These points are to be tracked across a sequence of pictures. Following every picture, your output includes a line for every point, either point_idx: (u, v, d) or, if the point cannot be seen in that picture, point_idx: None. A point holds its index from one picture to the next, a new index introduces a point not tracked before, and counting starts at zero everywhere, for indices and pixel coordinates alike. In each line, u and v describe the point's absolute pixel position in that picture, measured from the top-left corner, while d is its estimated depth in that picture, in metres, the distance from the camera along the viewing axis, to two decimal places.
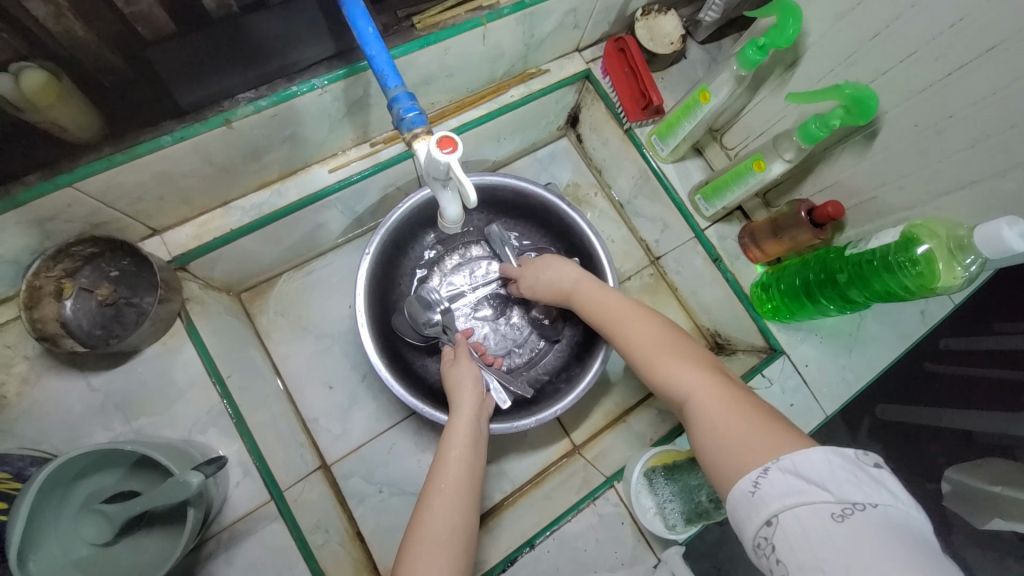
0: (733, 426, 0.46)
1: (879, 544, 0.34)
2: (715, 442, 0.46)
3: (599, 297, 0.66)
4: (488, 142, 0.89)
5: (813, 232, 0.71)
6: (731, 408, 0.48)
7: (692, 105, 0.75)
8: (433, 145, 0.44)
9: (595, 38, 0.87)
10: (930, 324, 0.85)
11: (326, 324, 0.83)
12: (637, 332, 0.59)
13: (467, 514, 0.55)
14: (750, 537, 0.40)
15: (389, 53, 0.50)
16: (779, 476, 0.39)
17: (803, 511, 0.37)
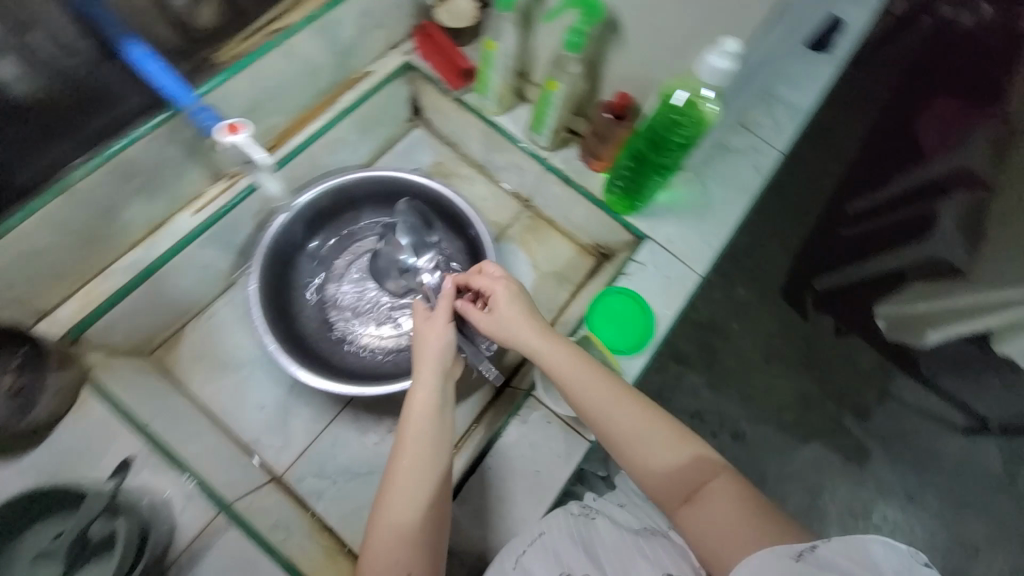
0: (726, 503, 0.58)
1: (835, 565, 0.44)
2: (719, 518, 0.57)
3: (589, 367, 0.67)
4: (342, 148, 0.98)
5: (619, 126, 0.82)
6: (729, 491, 0.59)
7: (489, 56, 0.86)
8: (226, 132, 0.65)
9: (404, 32, 0.97)
10: (766, 176, 0.99)
11: (239, 355, 0.88)
12: (625, 407, 0.64)
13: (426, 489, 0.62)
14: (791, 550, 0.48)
15: (174, 79, 0.63)
16: (828, 548, 0.46)
17: (776, 556, 0.48)
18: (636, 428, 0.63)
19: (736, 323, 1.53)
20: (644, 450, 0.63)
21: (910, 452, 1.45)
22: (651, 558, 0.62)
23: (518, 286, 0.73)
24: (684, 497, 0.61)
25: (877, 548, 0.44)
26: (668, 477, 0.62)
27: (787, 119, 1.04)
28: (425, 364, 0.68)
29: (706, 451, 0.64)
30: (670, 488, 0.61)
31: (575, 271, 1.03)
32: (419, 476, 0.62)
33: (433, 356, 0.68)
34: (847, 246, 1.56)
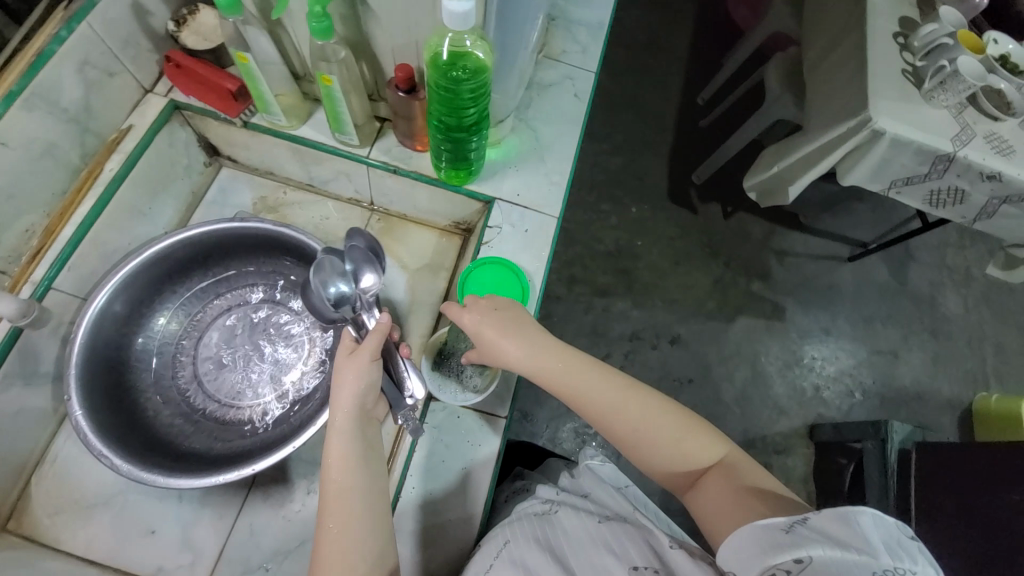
0: (724, 487, 0.55)
1: (825, 538, 0.42)
2: (717, 505, 0.54)
3: (587, 368, 0.64)
4: (135, 221, 0.85)
5: (414, 100, 0.77)
6: (730, 479, 0.55)
7: (247, 69, 0.74)
8: None
9: (152, 72, 0.85)
10: (588, 99, 0.99)
11: (106, 487, 0.78)
12: (629, 399, 0.62)
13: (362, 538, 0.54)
14: (777, 525, 0.45)
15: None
16: (819, 517, 0.44)
17: (766, 530, 0.45)
18: (644, 418, 0.60)
19: (639, 242, 1.60)
20: (645, 439, 0.60)
21: (816, 294, 1.60)
22: (618, 551, 0.56)
23: (498, 309, 0.68)
24: (691, 481, 0.59)
25: (868, 519, 0.42)
26: (671, 463, 0.59)
27: (589, 38, 1.04)
28: (340, 414, 0.60)
29: (713, 435, 0.60)
30: (675, 474, 0.60)
31: (445, 257, 0.99)
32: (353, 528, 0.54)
33: (350, 405, 0.61)
34: (704, 138, 1.75)
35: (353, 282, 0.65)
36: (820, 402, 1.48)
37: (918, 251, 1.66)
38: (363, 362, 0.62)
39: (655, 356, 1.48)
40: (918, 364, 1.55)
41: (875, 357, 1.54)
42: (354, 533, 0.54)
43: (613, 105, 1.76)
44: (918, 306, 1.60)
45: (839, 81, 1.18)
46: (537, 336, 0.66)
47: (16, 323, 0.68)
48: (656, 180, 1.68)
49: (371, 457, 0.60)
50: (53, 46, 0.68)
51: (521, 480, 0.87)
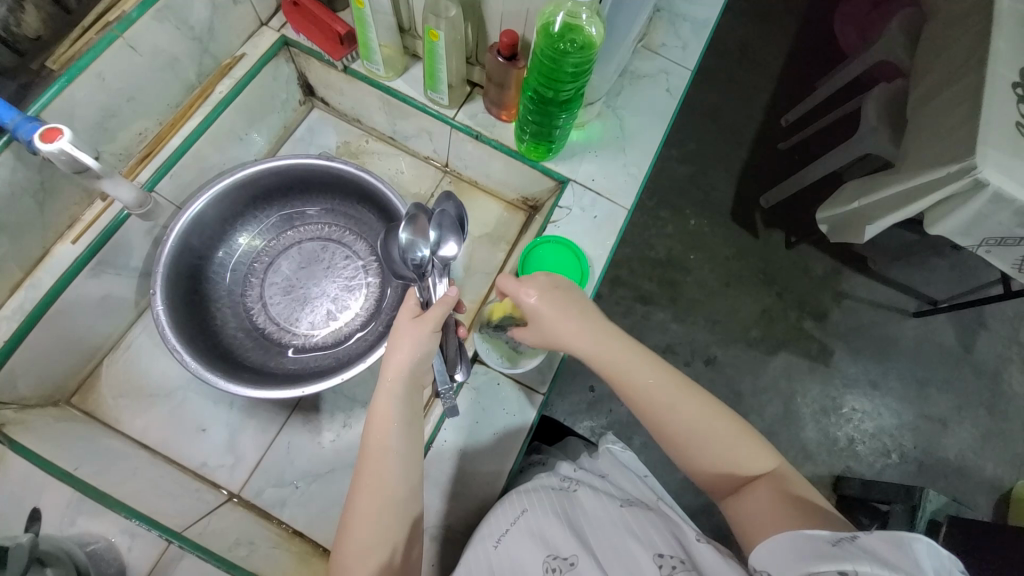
0: (772, 497, 0.54)
1: (874, 555, 0.41)
2: (763, 513, 0.53)
3: (644, 362, 0.64)
4: (232, 144, 0.91)
5: (514, 68, 0.78)
6: (779, 492, 0.54)
7: (360, 15, 0.79)
8: (40, 140, 0.59)
9: (270, 6, 0.89)
10: (680, 96, 0.96)
11: (168, 381, 0.84)
12: (685, 398, 0.61)
13: (395, 487, 0.59)
14: (823, 537, 0.45)
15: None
16: (869, 537, 0.43)
17: (810, 540, 0.45)
18: (697, 420, 0.60)
19: (693, 256, 1.56)
20: (697, 444, 0.59)
21: (870, 343, 1.51)
22: (642, 538, 0.56)
23: (563, 290, 0.67)
24: (733, 488, 0.58)
25: (924, 546, 0.41)
26: (716, 467, 0.59)
27: (692, 35, 1.01)
28: (387, 376, 0.64)
29: (765, 445, 0.59)
30: (717, 479, 0.59)
31: (507, 229, 1.00)
32: (387, 477, 0.59)
33: (398, 367, 0.64)
34: (783, 160, 1.68)
35: (435, 248, 0.69)
36: (851, 455, 1.41)
37: (993, 320, 1.54)
38: (415, 335, 0.64)
39: (687, 373, 1.45)
40: (966, 439, 1.45)
41: (921, 422, 1.45)
42: (389, 490, 0.59)
43: (695, 111, 1.71)
44: (979, 378, 1.49)
45: (949, 119, 1.10)
46: (598, 322, 0.66)
47: (133, 211, 0.75)
48: (723, 196, 1.63)
49: (411, 418, 0.64)
50: None
51: (540, 454, 0.89)
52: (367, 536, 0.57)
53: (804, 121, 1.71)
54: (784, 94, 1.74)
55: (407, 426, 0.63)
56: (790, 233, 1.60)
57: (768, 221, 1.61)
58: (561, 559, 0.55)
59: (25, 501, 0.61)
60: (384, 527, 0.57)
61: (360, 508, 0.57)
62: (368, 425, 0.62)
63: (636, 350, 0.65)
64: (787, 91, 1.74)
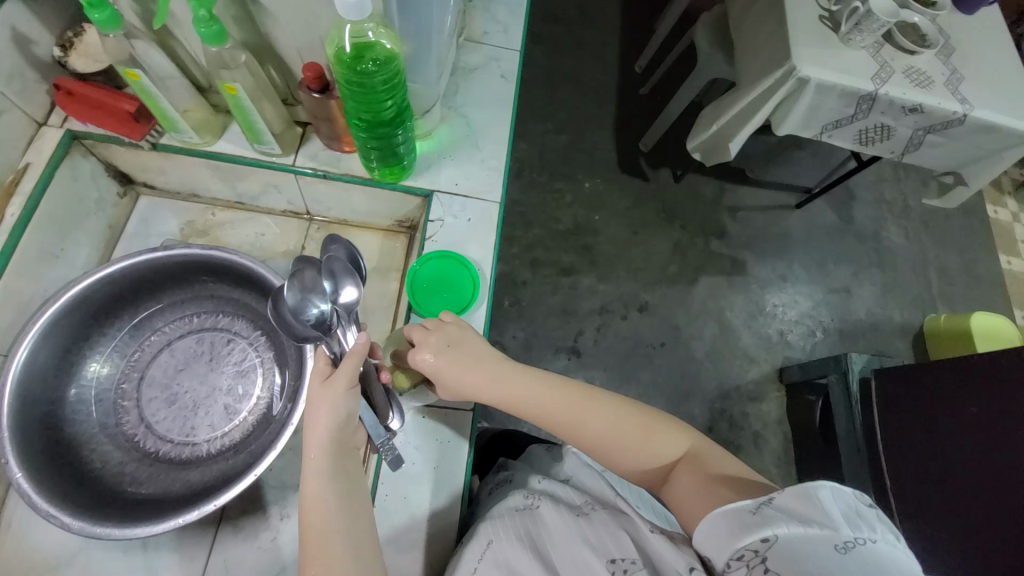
0: (688, 479, 0.56)
1: (789, 515, 0.43)
2: (683, 496, 0.55)
3: (547, 387, 0.64)
4: (51, 264, 0.80)
5: (331, 99, 0.74)
6: (694, 471, 0.56)
7: (142, 88, 0.69)
8: None
9: (42, 102, 0.78)
10: (516, 79, 0.97)
11: (62, 549, 0.73)
12: (593, 409, 0.62)
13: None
14: (744, 508, 0.46)
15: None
16: (784, 496, 0.45)
17: (733, 513, 0.47)
18: (611, 427, 0.61)
19: (597, 216, 1.61)
20: (614, 447, 0.60)
21: (771, 243, 1.65)
22: (595, 544, 0.57)
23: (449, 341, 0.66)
24: (662, 479, 0.60)
25: (829, 492, 0.43)
26: (642, 465, 0.60)
27: (509, 16, 1.02)
28: (313, 457, 0.60)
29: (677, 427, 0.62)
30: (647, 475, 0.60)
31: (393, 257, 0.97)
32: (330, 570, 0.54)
33: (319, 444, 0.60)
34: (644, 105, 1.76)
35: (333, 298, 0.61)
36: (786, 346, 1.54)
37: (858, 190, 1.73)
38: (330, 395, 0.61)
39: (626, 326, 1.51)
40: (871, 297, 1.62)
41: (831, 296, 1.61)
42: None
43: (552, 82, 1.75)
44: (863, 243, 1.67)
45: (764, 31, 1.20)
46: (491, 362, 0.65)
47: None
48: (604, 152, 1.69)
49: (350, 494, 0.60)
50: None
51: (505, 472, 0.84)
52: None
53: (651, 64, 1.81)
54: (626, 44, 1.83)
55: (347, 506, 0.59)
56: (673, 169, 1.69)
57: (650, 164, 1.69)
58: None
59: None
60: None
61: None
62: (306, 516, 0.58)
63: (537, 376, 0.65)
64: (628, 41, 1.83)
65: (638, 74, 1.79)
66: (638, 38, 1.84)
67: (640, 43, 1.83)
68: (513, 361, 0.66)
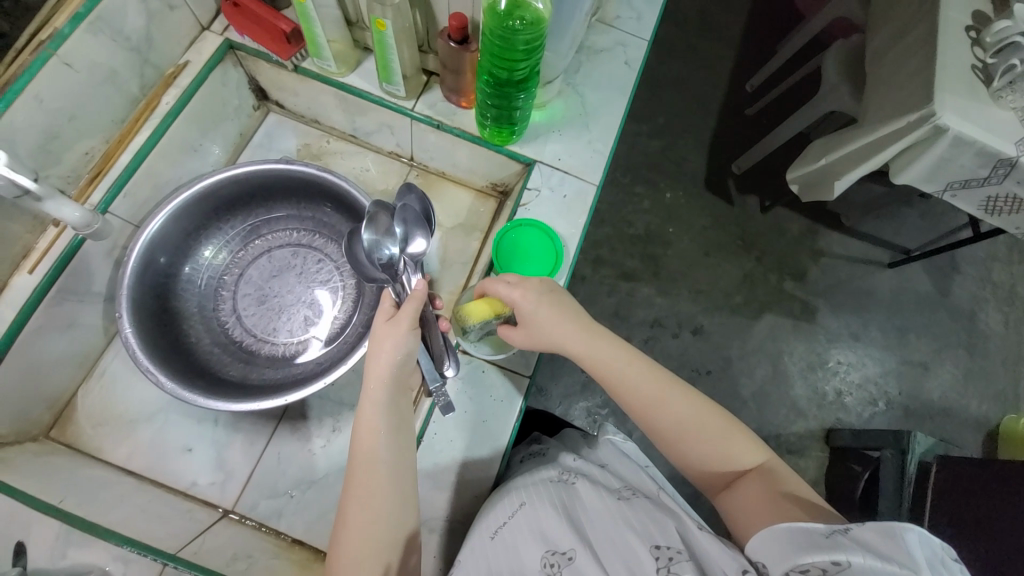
0: (760, 491, 0.55)
1: (866, 546, 0.42)
2: (751, 508, 0.55)
3: (637, 362, 0.64)
4: (187, 156, 0.88)
5: (467, 52, 0.76)
6: (767, 486, 0.56)
7: (303, 10, 0.76)
8: None
9: (209, 9, 0.86)
10: (639, 68, 0.96)
11: (148, 404, 0.82)
12: (675, 394, 0.62)
13: (387, 500, 0.58)
14: (816, 530, 0.46)
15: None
16: (862, 530, 0.44)
17: (803, 531, 0.47)
18: (689, 415, 0.61)
19: (672, 229, 1.57)
20: (689, 438, 0.60)
21: (851, 297, 1.54)
22: (639, 530, 0.55)
23: (551, 294, 0.67)
24: (725, 483, 0.59)
25: (919, 537, 0.42)
26: (710, 464, 0.60)
27: (645, 5, 1.01)
28: (372, 387, 0.62)
29: (757, 441, 0.61)
30: (712, 476, 0.60)
31: (480, 218, 1.00)
32: (380, 490, 0.59)
33: (378, 376, 0.63)
34: (749, 125, 1.69)
35: (404, 245, 0.68)
36: (841, 407, 1.44)
37: (964, 263, 1.58)
38: (397, 331, 0.62)
39: (675, 345, 1.47)
40: (948, 380, 1.49)
41: (904, 368, 1.49)
42: (377, 504, 0.58)
43: (659, 83, 1.71)
44: (956, 320, 1.53)
45: (904, 70, 1.11)
46: (588, 327, 0.66)
47: (82, 232, 0.71)
48: (696, 165, 1.64)
49: (399, 427, 0.63)
50: None
51: (538, 445, 0.85)
52: (359, 554, 0.55)
53: (767, 84, 1.72)
54: (745, 59, 1.75)
55: (393, 438, 0.62)
56: (762, 198, 1.62)
57: (740, 188, 1.62)
58: (559, 553, 0.56)
59: (11, 537, 0.60)
60: (378, 544, 0.56)
61: (351, 525, 0.57)
62: (356, 440, 0.62)
63: (629, 351, 0.65)
64: (748, 55, 1.75)
65: (747, 93, 1.71)
66: (759, 54, 1.75)
67: (761, 60, 1.75)
68: (607, 331, 0.67)
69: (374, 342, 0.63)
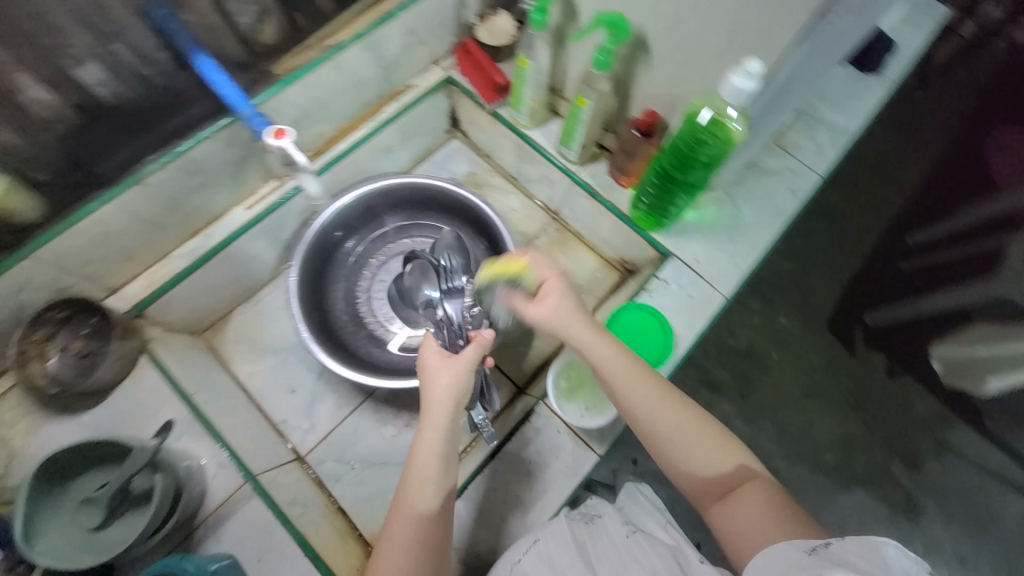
0: (754, 500, 0.59)
1: (843, 552, 0.45)
2: (748, 516, 0.58)
3: (634, 365, 0.67)
4: (383, 155, 1.05)
5: (647, 143, 0.83)
6: (759, 492, 0.59)
7: (521, 72, 0.89)
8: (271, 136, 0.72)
9: (445, 48, 1.02)
10: (804, 198, 0.95)
11: (278, 341, 0.96)
12: (666, 404, 0.65)
13: (429, 523, 0.60)
14: (801, 547, 0.49)
15: (239, 92, 0.70)
16: (840, 543, 0.47)
17: (789, 550, 0.49)
18: (679, 425, 0.64)
19: (775, 355, 1.43)
20: (683, 446, 0.63)
21: (970, 512, 1.31)
22: (644, 564, 0.60)
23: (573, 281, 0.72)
24: (719, 494, 0.62)
25: (895, 550, 0.45)
26: (702, 472, 0.63)
27: (829, 142, 1.00)
28: (433, 416, 0.64)
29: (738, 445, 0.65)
30: (706, 485, 0.63)
31: (599, 285, 1.04)
32: (423, 509, 0.61)
33: (438, 403, 0.64)
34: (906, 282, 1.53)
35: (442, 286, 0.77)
36: None
37: None
38: (457, 369, 0.66)
39: None
40: None
41: None
42: (418, 527, 0.60)
43: None
44: None
45: None
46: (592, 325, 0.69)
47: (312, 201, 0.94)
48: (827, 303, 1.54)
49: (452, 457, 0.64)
50: (396, 11, 0.86)
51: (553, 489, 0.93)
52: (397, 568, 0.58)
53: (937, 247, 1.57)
54: None
55: (446, 467, 0.63)
56: (891, 361, 1.41)
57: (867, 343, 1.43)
58: None
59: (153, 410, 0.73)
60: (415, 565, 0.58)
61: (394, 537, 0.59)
62: (410, 460, 0.63)
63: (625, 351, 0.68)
64: None
65: (908, 246, 1.50)
66: None
67: None
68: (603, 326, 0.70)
69: (436, 371, 0.65)
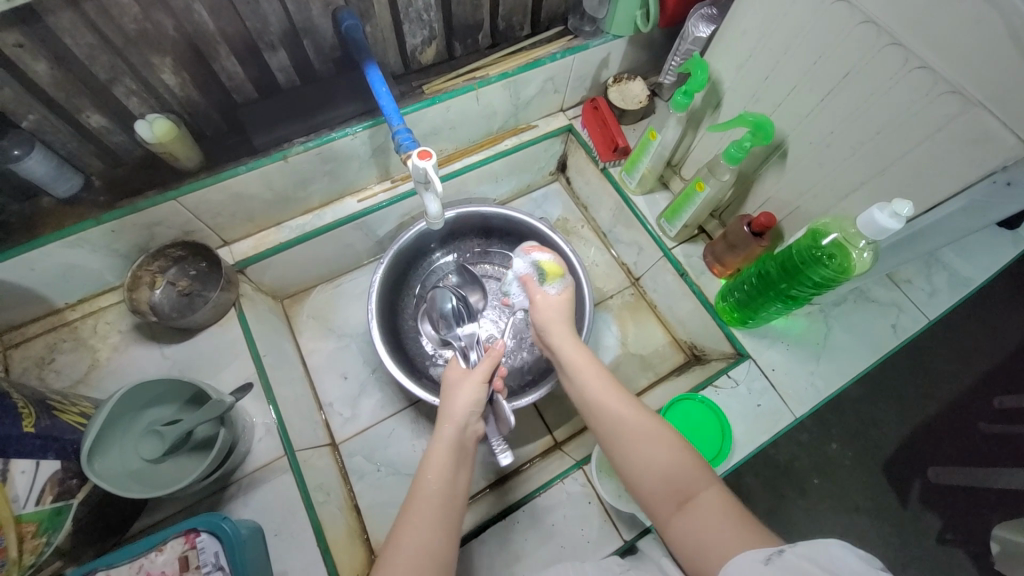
0: (715, 510, 0.51)
1: (800, 566, 0.40)
2: (707, 527, 0.50)
3: (593, 366, 0.71)
4: (488, 182, 1.10)
5: (756, 242, 0.82)
6: (720, 503, 0.52)
7: (645, 143, 0.90)
8: (416, 157, 0.70)
9: (576, 100, 1.07)
10: (903, 339, 0.89)
11: (346, 326, 1.01)
12: (619, 404, 0.65)
13: (446, 522, 0.56)
14: (756, 555, 0.43)
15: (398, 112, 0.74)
16: (795, 550, 0.41)
17: (746, 559, 0.44)
18: (631, 427, 0.62)
19: (816, 481, 1.28)
20: (636, 449, 0.60)
21: None
22: None
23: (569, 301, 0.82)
24: (675, 504, 0.54)
25: (844, 549, 0.40)
26: (656, 483, 0.57)
27: (944, 288, 0.94)
28: (452, 419, 0.65)
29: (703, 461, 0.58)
30: (663, 498, 0.56)
31: (661, 363, 1.02)
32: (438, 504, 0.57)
33: (461, 407, 0.66)
34: None
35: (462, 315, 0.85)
36: None
37: None
38: (474, 382, 0.69)
39: None
40: None
41: None
42: (433, 526, 0.55)
43: None
44: None
45: None
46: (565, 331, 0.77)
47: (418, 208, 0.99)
48: None
49: (463, 462, 0.63)
50: (545, 58, 0.91)
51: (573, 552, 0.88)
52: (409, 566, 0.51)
53: None
54: None
55: (454, 477, 0.60)
56: (946, 526, 1.25)
57: (922, 500, 1.26)
58: None
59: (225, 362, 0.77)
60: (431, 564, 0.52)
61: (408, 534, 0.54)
62: (422, 466, 0.61)
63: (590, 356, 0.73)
64: None
65: (994, 408, 1.35)
66: None
67: None
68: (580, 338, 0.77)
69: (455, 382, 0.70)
